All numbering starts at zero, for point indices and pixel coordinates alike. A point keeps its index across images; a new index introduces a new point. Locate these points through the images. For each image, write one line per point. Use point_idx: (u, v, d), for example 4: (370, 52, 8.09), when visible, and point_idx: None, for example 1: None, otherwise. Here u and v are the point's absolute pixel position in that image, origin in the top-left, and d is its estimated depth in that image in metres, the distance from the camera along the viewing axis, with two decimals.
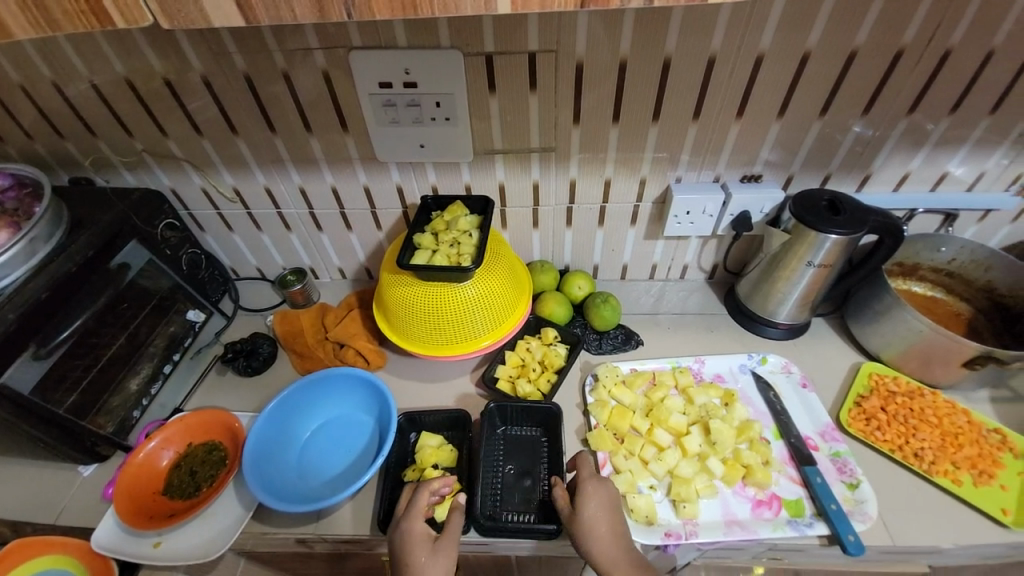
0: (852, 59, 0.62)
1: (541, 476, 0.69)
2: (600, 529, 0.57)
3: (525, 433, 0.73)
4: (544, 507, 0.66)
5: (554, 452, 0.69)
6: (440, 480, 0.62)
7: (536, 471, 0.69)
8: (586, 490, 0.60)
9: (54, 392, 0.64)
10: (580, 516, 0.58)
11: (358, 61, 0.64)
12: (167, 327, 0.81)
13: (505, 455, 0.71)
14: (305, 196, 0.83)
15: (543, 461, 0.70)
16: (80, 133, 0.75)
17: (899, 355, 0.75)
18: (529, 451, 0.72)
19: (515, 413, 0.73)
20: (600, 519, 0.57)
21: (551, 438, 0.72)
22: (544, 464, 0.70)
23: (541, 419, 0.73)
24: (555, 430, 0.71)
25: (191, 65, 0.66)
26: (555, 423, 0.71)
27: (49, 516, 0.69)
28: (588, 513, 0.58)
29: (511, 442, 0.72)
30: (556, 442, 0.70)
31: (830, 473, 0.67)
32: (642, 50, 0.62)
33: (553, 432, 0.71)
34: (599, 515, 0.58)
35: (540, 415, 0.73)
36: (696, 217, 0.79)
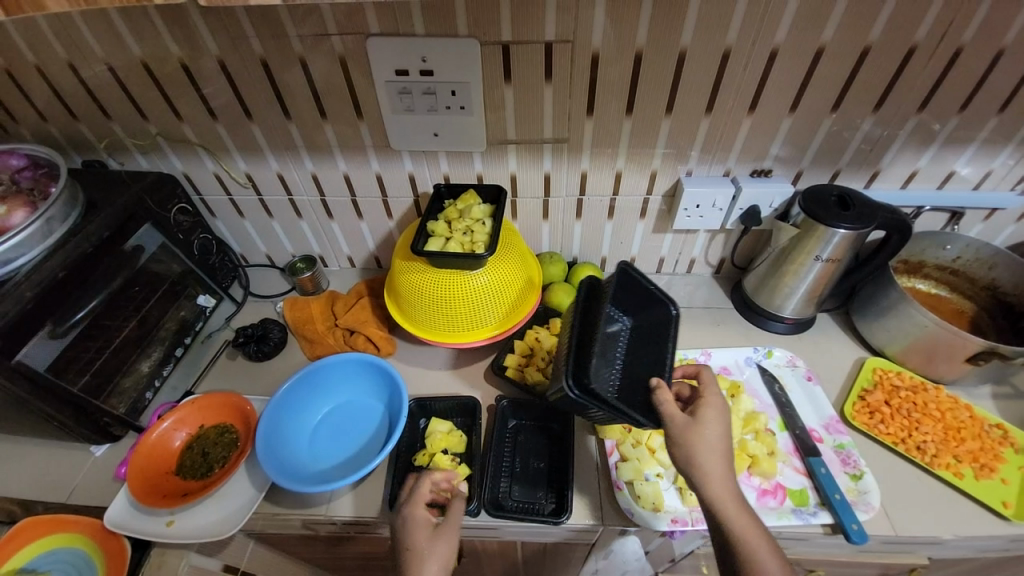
0: (864, 55, 0.63)
1: (555, 459, 0.70)
2: (716, 455, 0.53)
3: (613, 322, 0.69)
4: (556, 492, 0.67)
5: (641, 348, 0.67)
6: (442, 472, 0.62)
7: (550, 457, 0.71)
8: (707, 412, 0.56)
9: (67, 372, 0.64)
10: (700, 436, 0.54)
11: (375, 48, 0.64)
12: (178, 311, 0.82)
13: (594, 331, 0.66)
14: (317, 183, 0.83)
15: (620, 350, 0.68)
16: (94, 115, 0.75)
17: (902, 350, 0.76)
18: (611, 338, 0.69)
19: (621, 296, 0.68)
20: (718, 445, 0.54)
21: (641, 332, 0.69)
22: (621, 354, 0.68)
23: (640, 313, 0.69)
24: (650, 328, 0.68)
25: (207, 49, 0.66)
26: (654, 322, 0.68)
27: (61, 495, 0.70)
28: (710, 435, 0.54)
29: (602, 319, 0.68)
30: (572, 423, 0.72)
31: (834, 464, 0.68)
32: (657, 41, 0.62)
33: (649, 330, 0.68)
34: (720, 436, 0.54)
35: (643, 310, 0.69)
36: (706, 211, 0.80)
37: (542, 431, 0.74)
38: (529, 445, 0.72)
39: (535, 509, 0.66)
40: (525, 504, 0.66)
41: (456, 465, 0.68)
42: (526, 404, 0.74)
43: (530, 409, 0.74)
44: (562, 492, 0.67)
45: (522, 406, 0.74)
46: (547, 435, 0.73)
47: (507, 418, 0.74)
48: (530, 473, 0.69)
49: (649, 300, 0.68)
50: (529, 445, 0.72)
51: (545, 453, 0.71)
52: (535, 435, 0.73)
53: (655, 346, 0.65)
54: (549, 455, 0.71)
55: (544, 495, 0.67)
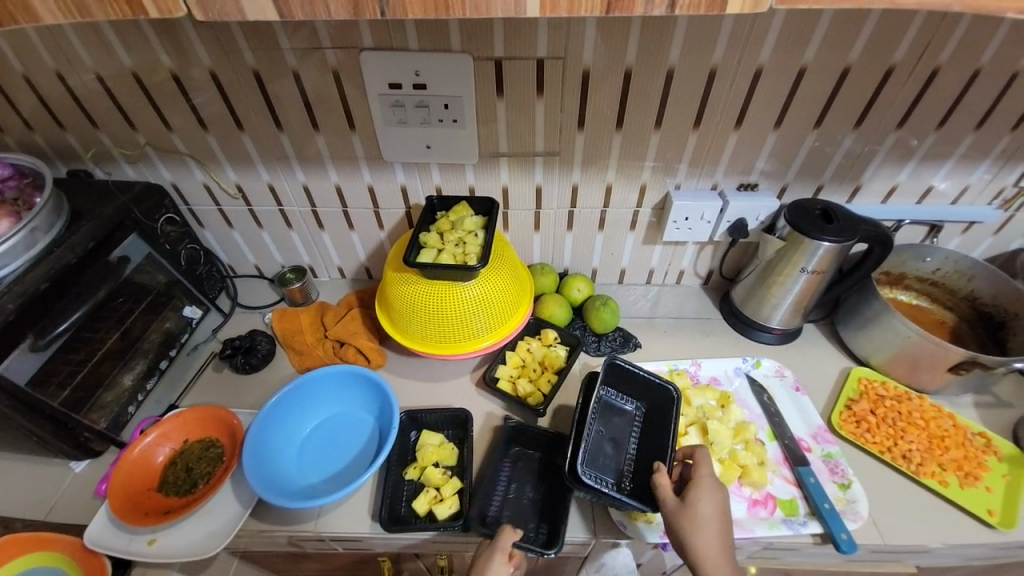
0: (845, 74, 0.65)
1: (550, 486, 0.69)
2: (711, 534, 0.54)
3: (623, 409, 0.73)
4: (547, 522, 0.66)
5: (652, 435, 0.69)
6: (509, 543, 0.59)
7: (544, 485, 0.70)
8: (700, 489, 0.57)
9: (46, 386, 0.63)
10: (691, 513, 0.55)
11: (369, 61, 0.64)
12: (162, 324, 0.80)
13: (602, 421, 0.71)
14: (308, 194, 0.83)
15: (634, 436, 0.70)
16: (82, 124, 0.75)
17: (887, 359, 0.77)
18: (624, 425, 0.72)
19: (623, 381, 0.73)
20: (710, 525, 0.54)
21: (652, 416, 0.71)
22: (635, 441, 0.70)
23: (648, 398, 0.73)
24: (662, 413, 0.70)
25: (198, 59, 0.66)
26: (664, 409, 0.70)
27: (39, 512, 0.67)
28: (701, 514, 0.55)
29: (607, 408, 0.72)
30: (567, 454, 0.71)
31: (823, 473, 0.69)
32: (647, 59, 0.63)
33: (657, 414, 0.71)
34: (715, 514, 0.55)
35: (650, 395, 0.72)
36: (694, 223, 0.81)
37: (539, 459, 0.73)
38: (524, 471, 0.71)
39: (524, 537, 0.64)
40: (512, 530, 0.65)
41: (446, 478, 0.67)
42: (525, 434, 0.73)
43: (529, 436, 0.73)
44: (553, 524, 0.65)
45: (523, 433, 0.73)
46: (542, 462, 0.72)
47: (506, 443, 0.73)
48: (522, 500, 0.68)
49: (650, 385, 0.72)
50: (524, 473, 0.71)
51: (540, 481, 0.70)
52: (531, 463, 0.72)
53: (662, 430, 0.68)
54: (544, 484, 0.70)
55: (534, 527, 0.66)
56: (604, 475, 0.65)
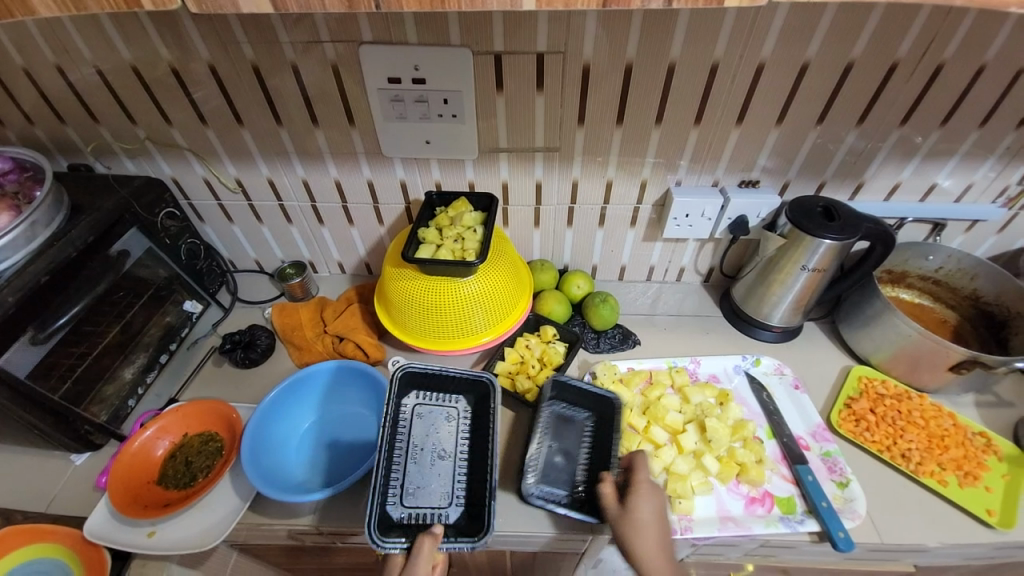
0: (849, 69, 0.64)
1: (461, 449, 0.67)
2: (652, 538, 0.54)
3: (573, 420, 0.73)
4: (466, 494, 0.64)
5: (602, 445, 0.68)
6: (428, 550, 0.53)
7: (457, 446, 0.68)
8: (642, 491, 0.57)
9: (47, 380, 0.63)
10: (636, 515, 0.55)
11: (367, 56, 0.64)
12: (162, 317, 0.81)
13: (551, 434, 0.71)
14: (307, 189, 0.83)
15: (585, 446, 0.70)
16: (83, 119, 0.75)
17: (888, 358, 0.77)
18: (574, 435, 0.71)
19: (572, 394, 0.73)
20: (651, 528, 0.55)
21: (602, 425, 0.71)
22: (587, 451, 0.69)
23: (597, 407, 0.72)
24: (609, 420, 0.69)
25: (198, 53, 0.66)
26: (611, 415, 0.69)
27: (40, 504, 0.68)
28: (643, 517, 0.55)
29: (558, 421, 0.72)
30: (484, 404, 0.68)
31: (821, 471, 0.69)
32: (647, 54, 0.63)
33: (604, 423, 0.71)
34: (653, 515, 0.56)
35: (597, 402, 0.71)
36: (695, 220, 0.81)
37: (442, 413, 0.70)
38: (429, 428, 0.68)
39: (439, 518, 0.62)
40: (420, 513, 0.62)
41: None
42: (429, 384, 0.69)
43: (430, 386, 0.70)
44: (474, 499, 0.63)
45: (424, 382, 0.69)
46: (447, 416, 0.69)
47: (403, 395, 0.69)
48: (431, 466, 0.66)
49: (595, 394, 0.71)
50: (430, 430, 0.68)
51: (445, 443, 0.67)
52: (434, 416, 0.69)
53: (609, 439, 0.68)
54: (453, 445, 0.68)
55: (445, 497, 0.64)
56: (555, 489, 0.66)
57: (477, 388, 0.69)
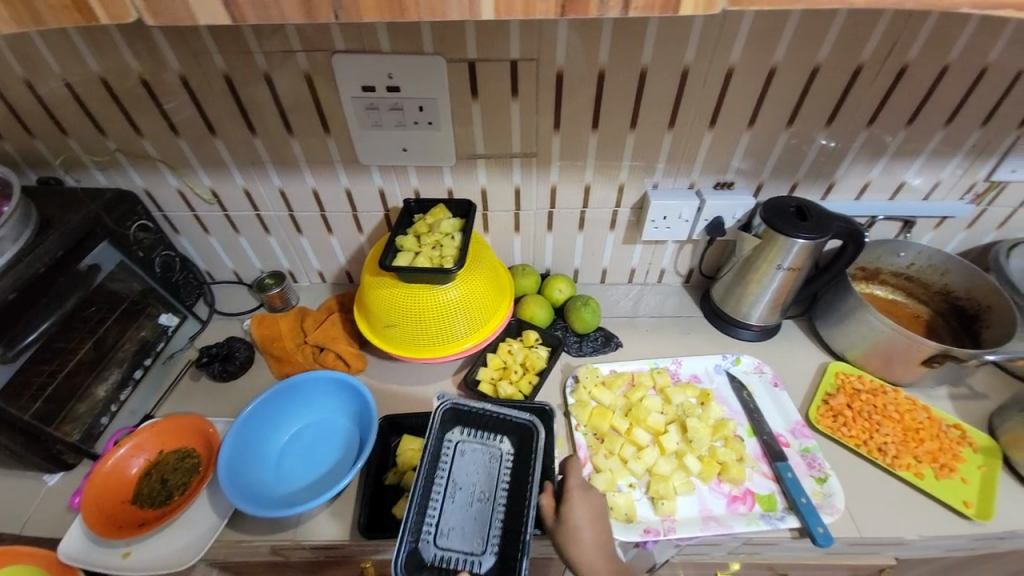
0: (815, 73, 0.65)
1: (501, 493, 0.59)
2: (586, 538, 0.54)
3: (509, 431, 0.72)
4: (501, 542, 0.56)
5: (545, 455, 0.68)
6: None
7: (497, 489, 0.60)
8: (575, 493, 0.58)
9: (18, 400, 0.61)
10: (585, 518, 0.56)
11: (340, 65, 0.64)
12: (137, 332, 0.79)
13: None
14: (284, 199, 0.82)
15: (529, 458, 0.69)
16: (51, 132, 0.73)
17: (863, 354, 0.78)
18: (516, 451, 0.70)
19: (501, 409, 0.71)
20: (584, 527, 0.55)
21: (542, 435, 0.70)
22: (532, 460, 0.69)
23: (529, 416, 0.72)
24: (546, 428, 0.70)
25: (168, 64, 0.65)
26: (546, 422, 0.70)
27: (13, 526, 0.66)
28: (575, 516, 0.56)
29: None
30: (529, 445, 0.60)
31: (801, 468, 0.70)
32: (619, 60, 0.64)
33: (543, 432, 0.69)
34: (587, 511, 0.56)
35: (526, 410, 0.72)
36: (673, 222, 0.82)
37: (487, 451, 0.62)
38: (471, 467, 0.60)
39: (470, 567, 0.54)
40: (450, 558, 0.55)
41: None
42: (473, 417, 0.62)
43: (475, 421, 0.62)
44: (509, 548, 0.55)
45: (469, 416, 0.62)
46: (490, 454, 0.62)
47: (447, 429, 0.62)
48: (468, 508, 0.58)
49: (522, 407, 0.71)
50: (470, 468, 0.60)
51: (485, 484, 0.60)
52: (478, 454, 0.62)
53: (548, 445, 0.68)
54: (493, 486, 0.60)
55: (484, 546, 0.56)
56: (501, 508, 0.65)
57: (524, 426, 0.62)
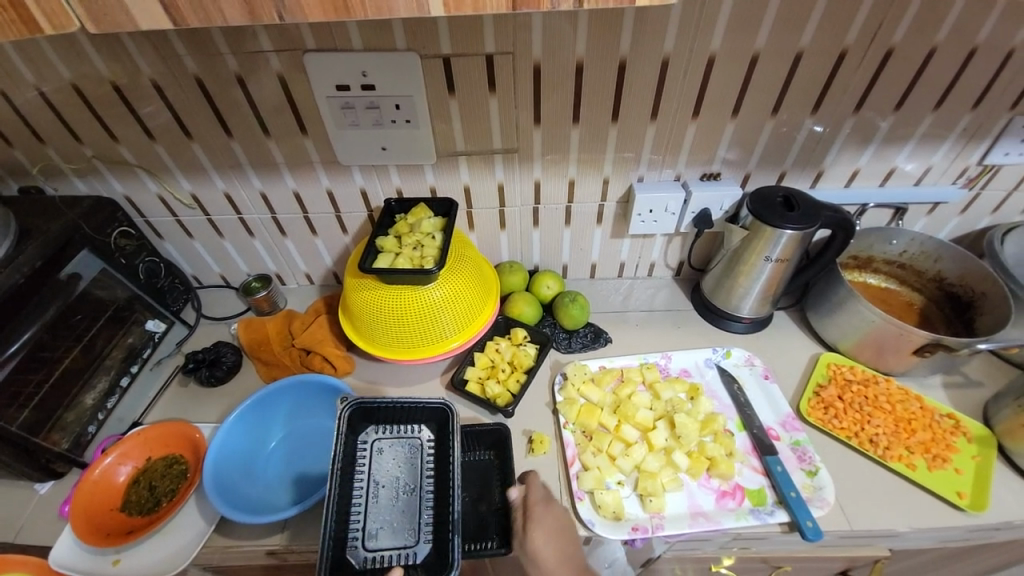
0: (799, 58, 0.64)
1: (428, 484, 0.61)
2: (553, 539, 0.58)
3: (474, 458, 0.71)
4: (433, 529, 0.58)
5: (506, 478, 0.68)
6: None
7: (421, 479, 0.62)
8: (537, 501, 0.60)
9: (6, 410, 0.61)
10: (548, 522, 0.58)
11: (312, 64, 0.63)
12: (124, 339, 0.79)
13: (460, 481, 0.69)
14: (266, 201, 0.81)
15: (496, 485, 0.68)
16: (27, 140, 0.72)
17: (855, 344, 0.77)
18: (484, 478, 0.69)
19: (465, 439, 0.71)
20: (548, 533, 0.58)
21: (500, 459, 0.70)
22: (498, 485, 0.68)
23: (487, 442, 0.72)
24: (505, 453, 0.70)
25: (139, 68, 0.64)
26: (503, 444, 0.70)
27: (6, 535, 0.66)
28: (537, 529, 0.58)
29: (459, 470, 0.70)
30: (447, 432, 0.63)
31: (791, 461, 0.69)
32: (597, 50, 0.62)
33: (501, 455, 0.70)
34: (553, 532, 0.58)
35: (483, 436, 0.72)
36: (660, 215, 0.81)
37: (405, 444, 0.64)
38: (390, 462, 0.62)
39: (405, 559, 0.56)
40: (382, 556, 0.56)
41: None
42: (385, 415, 0.64)
43: (387, 417, 0.65)
44: (441, 533, 0.57)
45: (378, 414, 0.64)
46: (410, 448, 0.64)
47: (360, 431, 0.64)
48: (394, 503, 0.60)
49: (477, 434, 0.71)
50: (390, 464, 0.62)
51: (410, 477, 0.62)
52: (396, 450, 0.63)
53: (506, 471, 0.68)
54: (418, 477, 0.62)
55: (418, 537, 0.58)
56: (475, 538, 0.64)
57: (438, 415, 0.64)
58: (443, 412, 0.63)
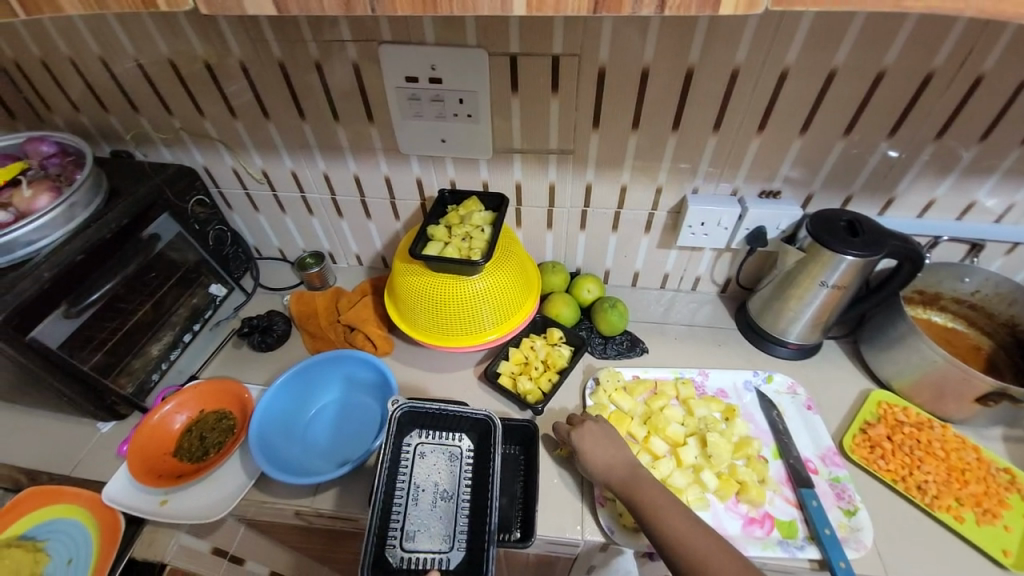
0: (879, 79, 0.61)
1: (466, 491, 0.64)
2: (602, 446, 0.63)
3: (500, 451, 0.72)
4: (467, 537, 0.60)
5: (530, 476, 0.69)
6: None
7: (458, 487, 0.65)
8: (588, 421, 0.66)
9: (81, 351, 0.67)
10: (593, 458, 0.62)
11: (386, 55, 0.66)
12: (189, 299, 0.85)
13: None
14: (328, 182, 0.86)
15: (519, 482, 0.69)
16: (124, 108, 0.80)
17: (910, 384, 0.73)
18: (509, 473, 0.70)
19: None
20: (598, 444, 0.63)
21: (527, 457, 0.71)
22: (521, 481, 0.69)
23: (515, 437, 0.73)
24: (533, 449, 0.71)
25: (229, 50, 0.69)
26: (532, 440, 0.71)
27: (66, 467, 0.73)
28: (589, 450, 0.63)
29: None
30: (487, 442, 0.66)
31: (828, 497, 0.66)
32: (665, 58, 0.62)
33: (528, 452, 0.72)
34: (607, 460, 0.62)
35: (511, 431, 0.73)
36: (711, 229, 0.79)
37: (446, 450, 0.67)
38: (431, 468, 0.65)
39: (439, 564, 0.59)
40: (418, 559, 0.58)
41: None
42: (432, 422, 0.67)
43: (432, 424, 0.67)
44: (475, 543, 0.60)
45: (425, 419, 0.67)
46: (450, 455, 0.66)
47: (404, 434, 0.66)
48: (432, 508, 0.62)
49: (507, 428, 0.73)
50: (432, 469, 0.65)
51: (449, 480, 0.65)
52: (437, 456, 0.66)
53: (533, 470, 0.69)
54: (456, 484, 0.65)
55: (452, 543, 0.60)
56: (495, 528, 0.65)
57: (481, 424, 0.66)
58: (484, 424, 0.66)
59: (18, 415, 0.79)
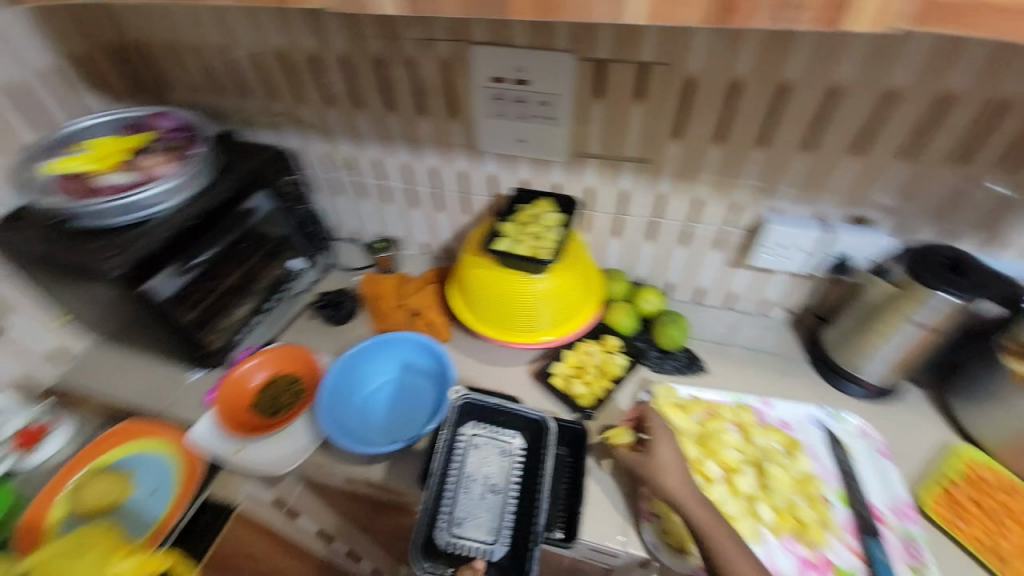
0: (1000, 106, 0.56)
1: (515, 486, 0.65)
2: (674, 472, 0.59)
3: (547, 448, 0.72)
4: (512, 533, 0.61)
5: (576, 479, 0.68)
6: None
7: (507, 481, 0.65)
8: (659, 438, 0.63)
9: (182, 306, 0.75)
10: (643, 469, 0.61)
11: (476, 55, 0.68)
12: (274, 270, 0.93)
13: None
14: (406, 172, 0.90)
15: (565, 482, 0.69)
16: (235, 92, 0.88)
17: (1004, 442, 0.66)
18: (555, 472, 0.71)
19: None
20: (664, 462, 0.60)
21: (575, 459, 0.70)
22: (567, 482, 0.69)
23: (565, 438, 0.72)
24: (582, 452, 0.70)
25: (334, 44, 0.74)
26: (581, 443, 0.71)
27: (159, 405, 0.82)
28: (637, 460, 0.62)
29: None
30: (540, 444, 0.67)
31: (896, 551, 0.61)
32: (757, 71, 0.60)
33: (575, 456, 0.71)
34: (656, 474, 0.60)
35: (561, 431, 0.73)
36: (790, 252, 0.75)
37: (498, 444, 0.68)
38: (483, 460, 0.66)
39: (483, 554, 0.60)
40: (464, 546, 0.60)
41: None
42: (488, 415, 0.69)
43: (487, 417, 0.68)
44: (521, 541, 0.60)
45: (483, 413, 0.69)
46: (501, 450, 0.67)
47: (459, 424, 0.68)
48: (480, 499, 0.64)
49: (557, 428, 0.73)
50: (483, 462, 0.66)
51: (500, 474, 0.65)
52: (489, 449, 0.67)
53: (581, 475, 0.69)
54: (505, 479, 0.65)
55: (499, 535, 0.62)
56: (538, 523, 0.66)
57: (535, 424, 0.69)
58: (539, 424, 0.68)
59: (123, 356, 0.89)
